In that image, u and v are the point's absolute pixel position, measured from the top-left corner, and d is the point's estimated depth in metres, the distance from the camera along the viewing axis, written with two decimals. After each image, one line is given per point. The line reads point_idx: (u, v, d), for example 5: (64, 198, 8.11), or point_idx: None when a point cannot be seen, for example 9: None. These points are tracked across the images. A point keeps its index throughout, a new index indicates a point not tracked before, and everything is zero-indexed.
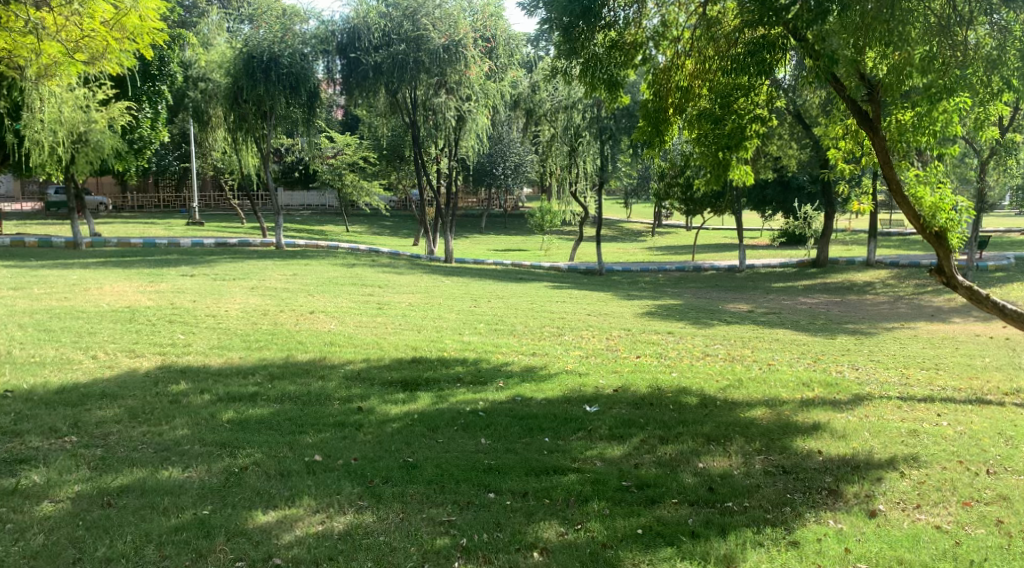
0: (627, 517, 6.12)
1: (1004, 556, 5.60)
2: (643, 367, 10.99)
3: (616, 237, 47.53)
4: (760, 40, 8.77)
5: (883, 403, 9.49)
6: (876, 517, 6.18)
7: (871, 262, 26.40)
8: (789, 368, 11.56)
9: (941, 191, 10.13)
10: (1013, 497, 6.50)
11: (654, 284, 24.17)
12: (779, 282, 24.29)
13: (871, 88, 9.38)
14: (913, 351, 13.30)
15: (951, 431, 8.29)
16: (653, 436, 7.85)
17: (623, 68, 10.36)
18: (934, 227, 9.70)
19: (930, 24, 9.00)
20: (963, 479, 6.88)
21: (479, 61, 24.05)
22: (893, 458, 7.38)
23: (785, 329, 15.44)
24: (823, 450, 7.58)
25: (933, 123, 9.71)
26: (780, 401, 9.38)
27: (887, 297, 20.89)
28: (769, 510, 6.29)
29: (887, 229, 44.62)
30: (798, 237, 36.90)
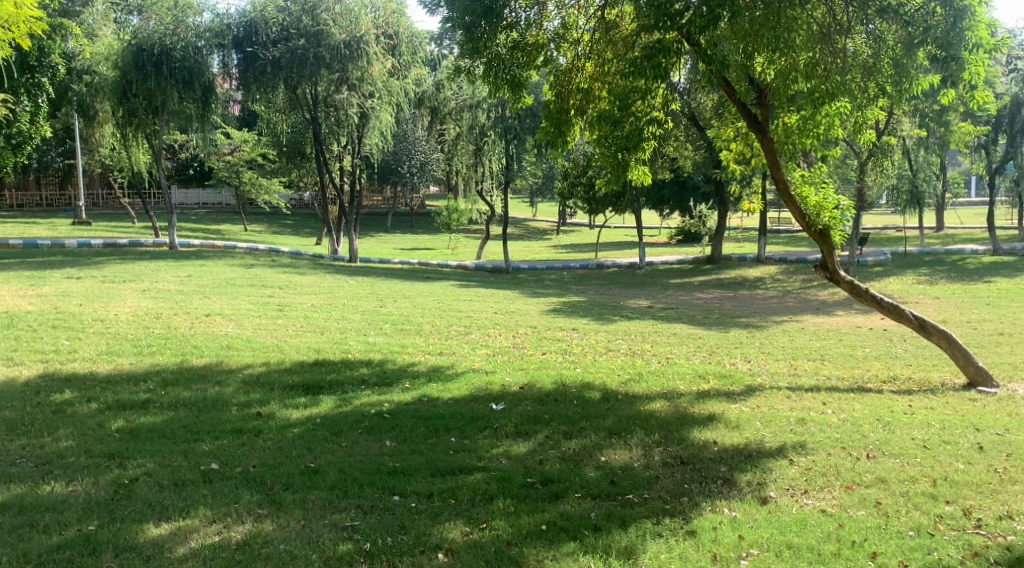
0: (532, 514, 6.20)
1: (882, 535, 5.93)
2: (548, 364, 11.14)
3: (521, 235, 47.96)
4: (655, 44, 8.95)
5: (773, 393, 9.92)
6: (766, 504, 6.46)
7: (763, 259, 27.51)
8: (686, 361, 11.94)
9: (824, 191, 10.57)
10: (890, 480, 6.90)
11: (558, 282, 24.51)
12: (678, 278, 25.01)
13: (760, 92, 9.91)
14: (801, 343, 13.97)
15: (835, 418, 8.74)
16: (557, 432, 7.98)
17: (525, 69, 10.47)
18: (819, 225, 10.28)
19: (812, 31, 9.57)
20: (846, 464, 7.27)
21: (381, 58, 23.76)
22: (782, 446, 7.73)
23: (682, 324, 15.95)
24: (718, 440, 7.86)
25: (817, 126, 10.48)
26: (679, 394, 9.68)
27: (776, 291, 21.85)
28: (668, 500, 6.49)
29: (776, 226, 46.67)
30: (694, 235, 38.17)
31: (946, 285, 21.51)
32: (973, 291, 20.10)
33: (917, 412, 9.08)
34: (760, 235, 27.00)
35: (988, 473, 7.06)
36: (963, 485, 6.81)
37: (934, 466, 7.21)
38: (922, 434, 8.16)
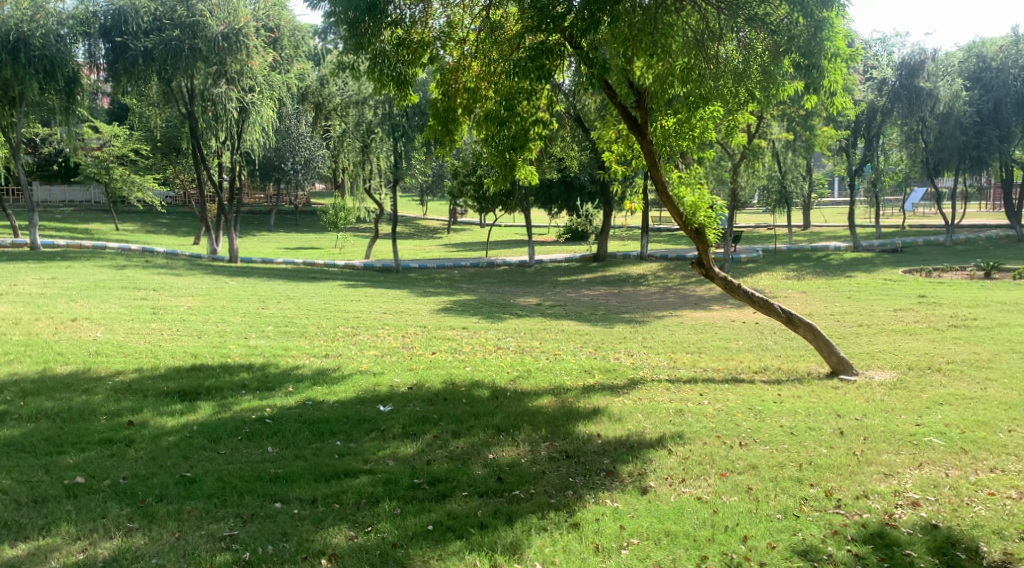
0: (419, 514, 6.19)
1: (753, 519, 6.23)
2: (436, 363, 11.13)
3: (411, 234, 47.63)
4: (539, 46, 9.12)
5: (654, 386, 10.27)
6: (647, 493, 6.68)
7: (646, 257, 28.34)
8: (573, 356, 12.19)
9: (699, 191, 11.02)
10: (761, 466, 7.26)
11: (448, 280, 24.48)
12: (566, 276, 25.44)
13: (640, 96, 10.39)
14: (681, 336, 14.50)
15: (712, 409, 9.12)
16: (445, 431, 7.98)
17: (410, 66, 10.36)
18: (694, 223, 10.70)
19: (688, 37, 9.87)
20: (721, 451, 7.60)
21: (262, 51, 23.07)
22: (661, 437, 8.01)
23: (569, 321, 16.27)
24: (602, 433, 8.06)
25: (692, 129, 10.90)
26: (565, 389, 9.86)
27: (658, 288, 22.59)
28: (553, 494, 6.61)
29: (659, 225, 48.20)
30: (581, 233, 38.91)
31: (812, 280, 22.77)
32: (836, 286, 21.36)
33: (786, 400, 9.59)
34: (643, 234, 27.75)
35: (848, 456, 7.53)
36: (825, 468, 7.23)
37: (800, 451, 7.63)
38: (789, 421, 8.62)
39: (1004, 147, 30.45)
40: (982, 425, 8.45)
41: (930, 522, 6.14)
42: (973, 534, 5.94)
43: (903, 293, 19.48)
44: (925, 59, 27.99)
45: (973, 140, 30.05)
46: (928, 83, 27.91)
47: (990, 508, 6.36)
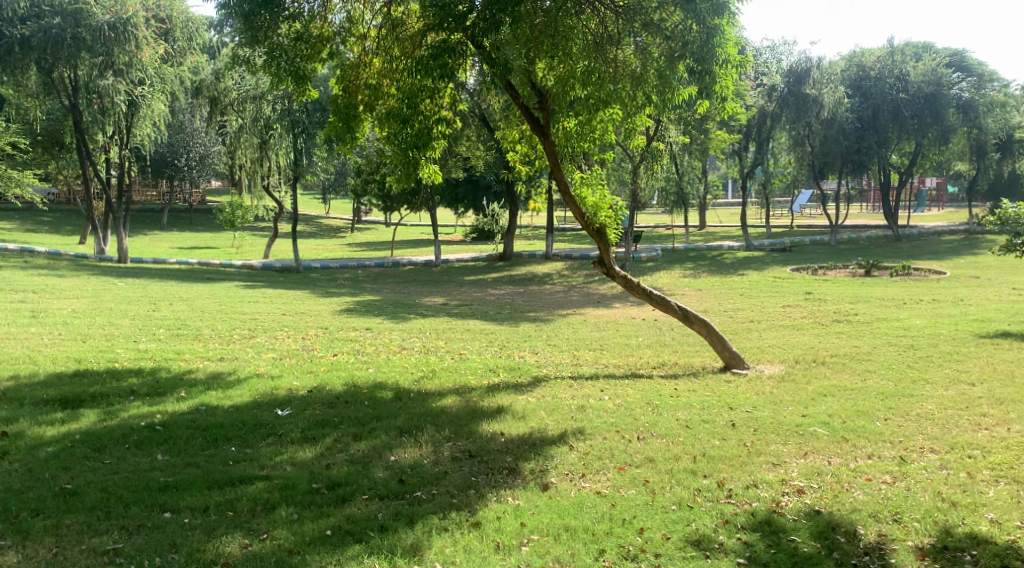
0: (316, 519, 6.06)
1: (649, 512, 6.38)
2: (338, 365, 10.95)
3: (313, 233, 46.67)
4: (440, 44, 9.04)
5: (557, 383, 10.39)
6: (548, 490, 6.75)
7: (550, 256, 28.66)
8: (477, 356, 12.20)
9: (601, 191, 11.24)
10: (657, 459, 7.45)
11: (352, 281, 24.08)
12: (472, 275, 25.45)
13: (542, 96, 10.46)
14: (584, 334, 14.73)
15: (612, 404, 9.30)
16: (346, 434, 7.85)
17: (310, 61, 10.14)
18: (596, 224, 10.86)
19: (587, 41, 10.04)
20: (620, 446, 7.76)
21: (152, 43, 22.02)
22: (563, 433, 8.11)
23: (474, 320, 16.29)
24: (505, 432, 8.09)
25: (593, 131, 11.12)
26: (469, 388, 9.86)
27: (562, 286, 22.89)
28: (455, 494, 6.60)
29: (563, 225, 48.79)
30: (487, 232, 39.02)
31: (707, 278, 23.54)
32: (730, 284, 22.15)
33: (682, 394, 9.87)
34: (546, 233, 28.02)
35: (739, 447, 7.81)
36: (718, 459, 7.48)
37: (695, 444, 7.87)
38: (685, 414, 8.87)
39: (882, 152, 32.25)
40: (861, 414, 8.92)
41: (814, 509, 6.43)
42: (851, 518, 6.25)
43: (791, 290, 20.38)
44: (810, 67, 28.95)
45: (854, 145, 32.26)
46: (814, 90, 29.02)
47: (868, 493, 6.71)
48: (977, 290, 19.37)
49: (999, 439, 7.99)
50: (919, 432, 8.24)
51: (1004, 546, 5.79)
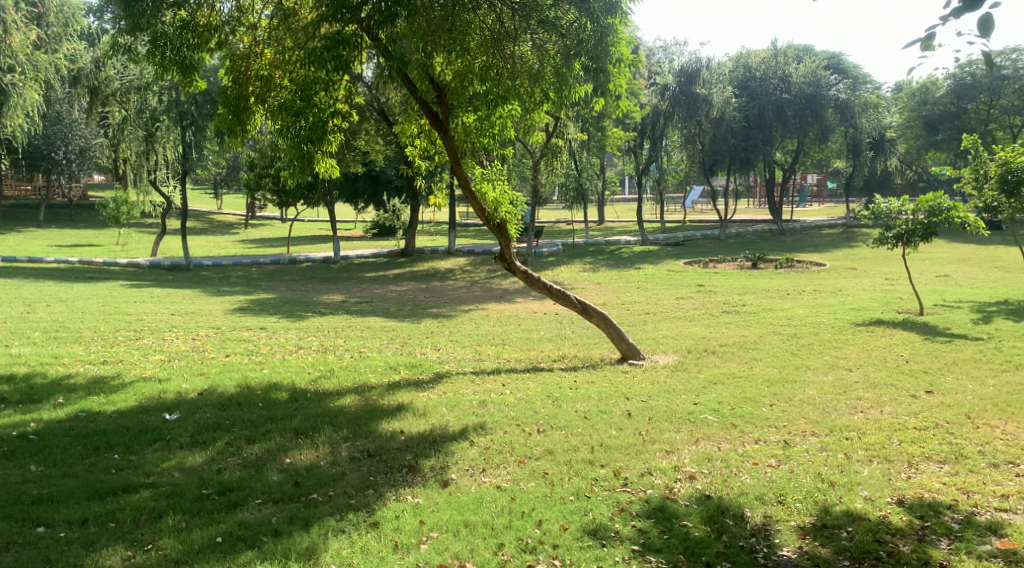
0: (206, 526, 5.87)
1: (548, 503, 6.45)
2: (231, 366, 10.61)
3: (204, 229, 45.03)
4: (335, 36, 8.88)
5: (458, 379, 10.38)
6: (448, 486, 6.74)
7: (452, 252, 28.58)
8: (378, 353, 12.05)
9: (501, 187, 11.23)
10: (557, 451, 7.55)
11: (246, 279, 23.34)
12: (372, 271, 25.13)
13: (440, 92, 10.33)
14: (485, 329, 14.77)
15: (512, 398, 9.36)
16: (239, 438, 7.61)
17: (196, 51, 9.73)
18: (497, 219, 10.97)
19: (484, 36, 9.95)
20: (520, 439, 7.82)
21: (22, 27, 20.78)
22: (464, 428, 8.11)
23: (375, 317, 16.09)
24: (405, 429, 8.02)
25: (492, 127, 11.09)
26: (368, 386, 9.72)
27: (465, 282, 22.87)
28: (353, 495, 6.50)
29: (465, 221, 48.77)
30: (387, 228, 38.62)
31: (605, 272, 23.98)
32: (626, 277, 22.63)
33: (581, 386, 10.03)
34: (448, 228, 27.94)
35: (635, 435, 8.00)
36: (615, 449, 7.64)
37: (593, 434, 8.01)
38: (583, 406, 9.03)
39: (767, 150, 34.00)
40: (748, 400, 9.29)
41: (704, 494, 6.65)
42: (739, 502, 6.49)
43: (684, 283, 20.99)
44: (701, 68, 30.15)
45: (741, 143, 33.50)
46: (704, 90, 30.35)
47: (755, 476, 6.99)
48: (854, 281, 20.47)
49: (873, 420, 8.47)
50: (802, 416, 8.65)
51: (877, 520, 6.13)
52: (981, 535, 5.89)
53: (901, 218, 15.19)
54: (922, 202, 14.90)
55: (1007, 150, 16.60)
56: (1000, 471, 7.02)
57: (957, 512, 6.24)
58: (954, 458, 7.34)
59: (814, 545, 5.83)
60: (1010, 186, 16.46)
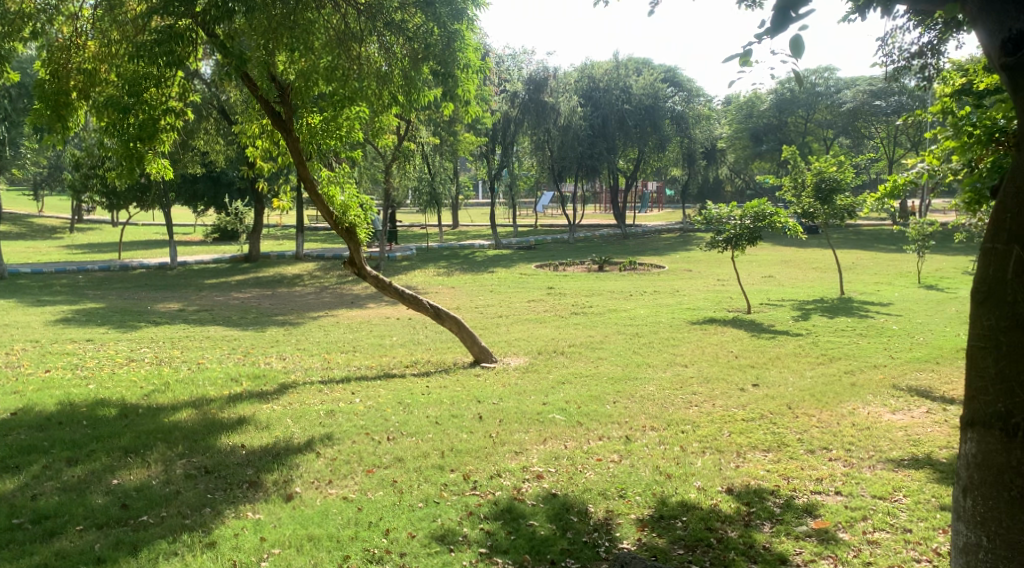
0: (16, 560, 5.43)
1: (396, 511, 6.40)
2: (53, 383, 9.83)
3: (23, 234, 41.42)
4: (167, 30, 8.41)
5: (305, 389, 10.09)
6: (291, 500, 6.54)
7: (300, 257, 27.80)
8: (218, 364, 11.54)
9: (349, 190, 11.06)
10: (406, 458, 7.50)
11: (72, 287, 21.69)
12: (214, 278, 24.01)
13: (282, 90, 9.97)
14: (335, 336, 14.46)
15: (362, 406, 9.21)
16: (59, 460, 7.07)
17: (8, 40, 9.00)
18: (345, 223, 10.70)
19: (329, 36, 9.85)
20: (369, 448, 7.72)
21: None
22: (310, 440, 7.90)
23: (216, 326, 15.38)
24: (246, 443, 7.72)
25: (339, 128, 10.79)
26: (207, 400, 9.27)
27: (313, 288, 22.28)
28: (188, 514, 6.18)
29: (314, 225, 47.54)
30: (231, 232, 37.05)
31: (458, 276, 24.07)
32: (479, 280, 22.83)
33: (432, 391, 10.01)
34: (296, 233, 27.12)
35: (485, 438, 8.08)
36: (465, 453, 7.68)
37: (443, 439, 8.02)
38: (434, 411, 9.00)
39: (611, 158, 35.15)
40: (594, 399, 9.60)
41: (550, 492, 6.81)
42: (583, 498, 6.69)
43: (534, 286, 21.41)
44: (547, 76, 31.14)
45: (587, 151, 34.36)
46: (551, 98, 31.30)
47: (599, 472, 7.23)
48: (690, 282, 21.59)
49: (706, 414, 8.97)
50: (642, 412, 9.03)
51: (708, 509, 6.48)
52: (799, 516, 6.34)
53: (730, 223, 16.15)
54: (748, 208, 15.96)
55: (821, 160, 18.08)
56: (816, 456, 7.60)
57: (779, 497, 6.70)
58: (777, 446, 7.88)
59: (652, 536, 6.08)
60: (824, 194, 17.95)
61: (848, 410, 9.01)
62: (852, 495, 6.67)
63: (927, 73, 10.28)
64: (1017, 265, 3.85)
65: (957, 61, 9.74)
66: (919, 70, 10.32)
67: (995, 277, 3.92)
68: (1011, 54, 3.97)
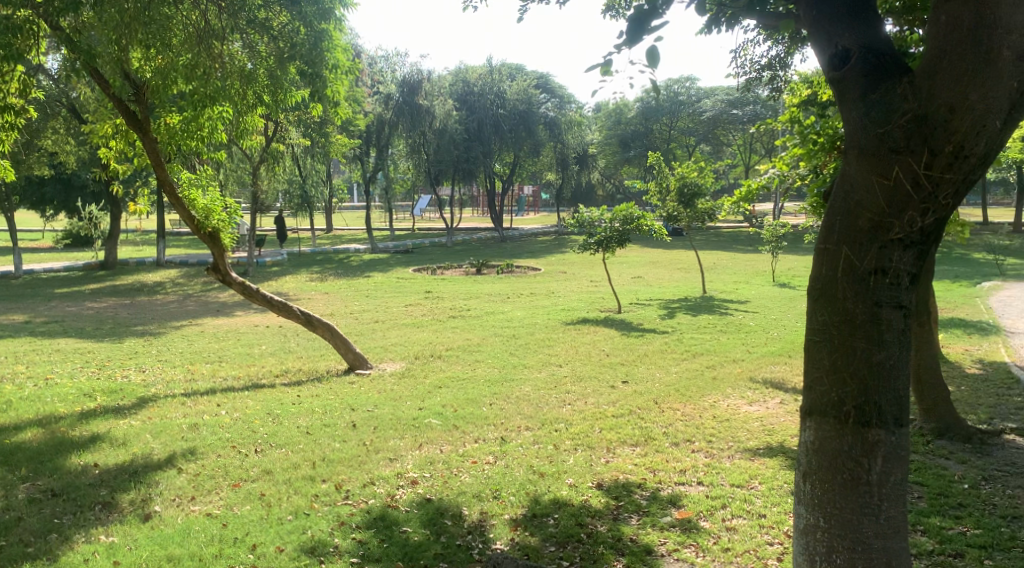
0: None
1: (262, 526, 6.19)
2: None
3: None
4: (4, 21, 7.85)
5: (166, 402, 9.61)
6: (150, 520, 6.23)
7: (161, 263, 26.48)
8: (69, 379, 10.82)
9: (212, 193, 10.51)
10: (275, 470, 7.27)
11: None
12: (65, 287, 22.50)
13: (137, 88, 9.31)
14: (200, 346, 13.83)
15: (228, 419, 8.87)
16: None
17: None
18: (207, 228, 10.32)
19: (189, 31, 9.34)
20: (235, 462, 7.44)
21: None
22: (171, 456, 7.55)
23: (66, 338, 14.42)
24: (99, 462, 7.29)
25: (201, 129, 10.10)
26: (55, 418, 8.68)
27: (176, 295, 21.27)
28: (32, 542, 5.77)
29: (177, 229, 45.43)
30: (84, 237, 34.85)
31: (332, 281, 23.58)
32: (354, 286, 22.46)
33: (304, 400, 9.74)
34: (157, 238, 25.79)
35: (358, 446, 7.95)
36: (337, 462, 7.53)
37: (314, 449, 7.83)
38: (306, 421, 8.78)
39: (487, 162, 35.10)
40: (469, 402, 9.62)
41: (425, 498, 6.77)
42: (457, 502, 6.68)
43: (411, 290, 21.25)
44: (422, 79, 30.74)
45: (464, 154, 34.09)
46: (426, 101, 31.07)
47: (473, 475, 7.25)
48: (563, 284, 21.98)
49: (578, 412, 9.15)
50: (517, 413, 9.12)
51: (579, 505, 6.61)
52: (663, 508, 6.57)
53: (600, 225, 16.55)
54: (618, 212, 16.45)
55: (684, 165, 18.86)
56: (680, 449, 7.91)
57: (645, 489, 6.92)
58: (644, 440, 8.15)
59: (524, 535, 6.14)
60: (687, 198, 18.70)
61: (710, 403, 9.44)
62: (713, 485, 6.98)
63: (777, 84, 10.88)
64: (846, 265, 3.89)
65: (801, 73, 10.40)
66: (769, 82, 10.93)
67: (829, 276, 3.95)
68: (840, 67, 3.99)
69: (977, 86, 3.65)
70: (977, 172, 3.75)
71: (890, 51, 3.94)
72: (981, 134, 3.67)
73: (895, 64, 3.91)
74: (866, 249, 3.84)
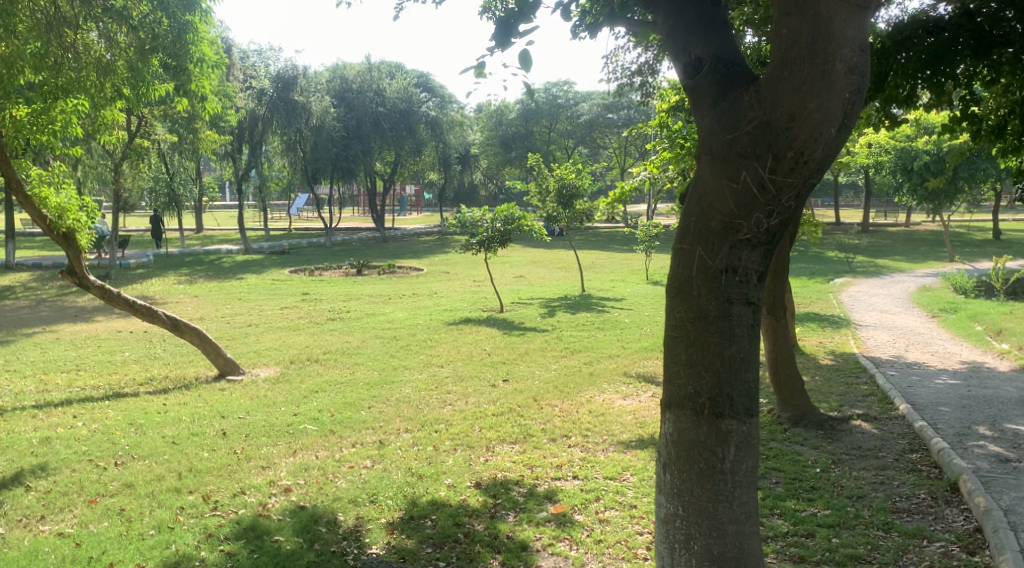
0: None
1: (120, 542, 5.88)
2: None
3: None
4: None
5: (15, 415, 8.95)
6: None
7: (11, 266, 24.64)
8: None
9: (66, 192, 9.87)
10: (136, 483, 6.90)
11: None
12: None
13: None
14: (55, 354, 12.96)
15: (85, 431, 8.35)
16: None
17: None
18: (61, 228, 9.66)
19: (38, 19, 8.76)
20: (92, 476, 7.02)
21: None
22: (18, 473, 7.04)
23: None
24: None
25: (53, 123, 9.38)
26: None
27: (28, 301, 19.84)
28: None
29: (30, 230, 42.38)
30: None
31: (202, 283, 22.64)
32: (227, 288, 21.62)
33: (170, 409, 9.28)
34: (7, 238, 24.00)
35: (228, 455, 7.65)
36: (204, 472, 7.22)
37: (181, 459, 7.49)
38: (172, 430, 8.38)
39: (365, 160, 34.81)
40: (347, 406, 9.43)
41: (298, 505, 6.59)
42: (332, 508, 6.54)
43: (287, 292, 20.64)
44: (297, 75, 30.22)
45: (342, 152, 33.85)
46: (301, 97, 30.42)
47: (349, 480, 7.12)
48: (445, 284, 21.90)
49: (458, 412, 9.14)
50: (396, 415, 9.01)
51: (456, 505, 6.60)
52: (539, 503, 6.65)
53: (482, 226, 16.57)
54: (499, 212, 16.56)
55: (562, 168, 19.16)
56: (556, 444, 8.02)
57: (522, 486, 6.98)
58: (522, 438, 8.22)
59: (401, 538, 6.07)
60: (566, 199, 19.05)
61: (586, 399, 9.63)
62: (587, 478, 7.12)
63: (647, 90, 11.20)
64: (700, 265, 4.04)
65: (670, 80, 10.75)
66: (639, 88, 11.23)
67: (684, 274, 4.10)
68: (693, 76, 4.17)
69: (815, 95, 3.86)
70: (815, 176, 3.97)
71: (737, 61, 4.14)
72: (818, 140, 3.88)
73: (743, 73, 4.11)
74: (718, 249, 4.00)
